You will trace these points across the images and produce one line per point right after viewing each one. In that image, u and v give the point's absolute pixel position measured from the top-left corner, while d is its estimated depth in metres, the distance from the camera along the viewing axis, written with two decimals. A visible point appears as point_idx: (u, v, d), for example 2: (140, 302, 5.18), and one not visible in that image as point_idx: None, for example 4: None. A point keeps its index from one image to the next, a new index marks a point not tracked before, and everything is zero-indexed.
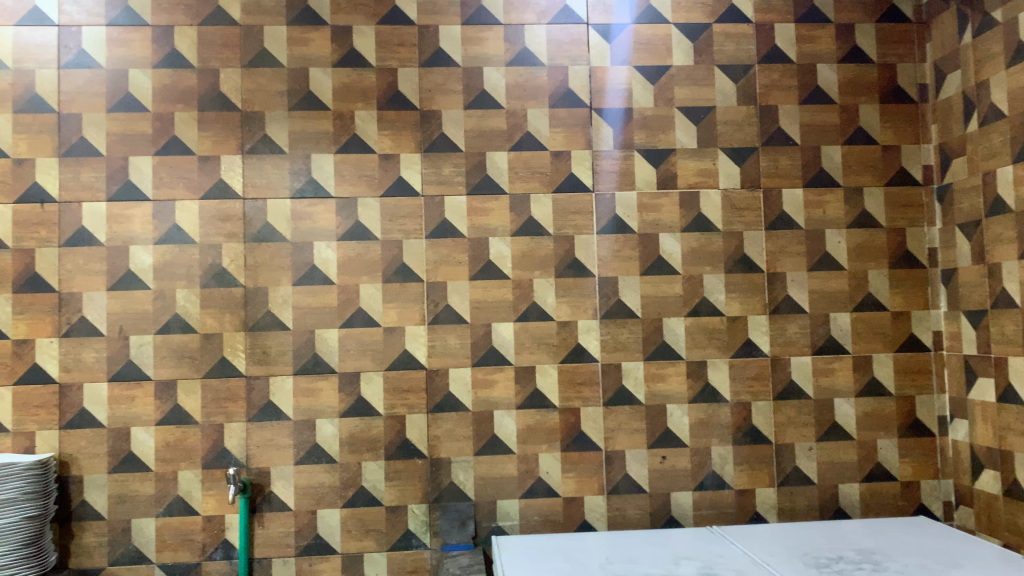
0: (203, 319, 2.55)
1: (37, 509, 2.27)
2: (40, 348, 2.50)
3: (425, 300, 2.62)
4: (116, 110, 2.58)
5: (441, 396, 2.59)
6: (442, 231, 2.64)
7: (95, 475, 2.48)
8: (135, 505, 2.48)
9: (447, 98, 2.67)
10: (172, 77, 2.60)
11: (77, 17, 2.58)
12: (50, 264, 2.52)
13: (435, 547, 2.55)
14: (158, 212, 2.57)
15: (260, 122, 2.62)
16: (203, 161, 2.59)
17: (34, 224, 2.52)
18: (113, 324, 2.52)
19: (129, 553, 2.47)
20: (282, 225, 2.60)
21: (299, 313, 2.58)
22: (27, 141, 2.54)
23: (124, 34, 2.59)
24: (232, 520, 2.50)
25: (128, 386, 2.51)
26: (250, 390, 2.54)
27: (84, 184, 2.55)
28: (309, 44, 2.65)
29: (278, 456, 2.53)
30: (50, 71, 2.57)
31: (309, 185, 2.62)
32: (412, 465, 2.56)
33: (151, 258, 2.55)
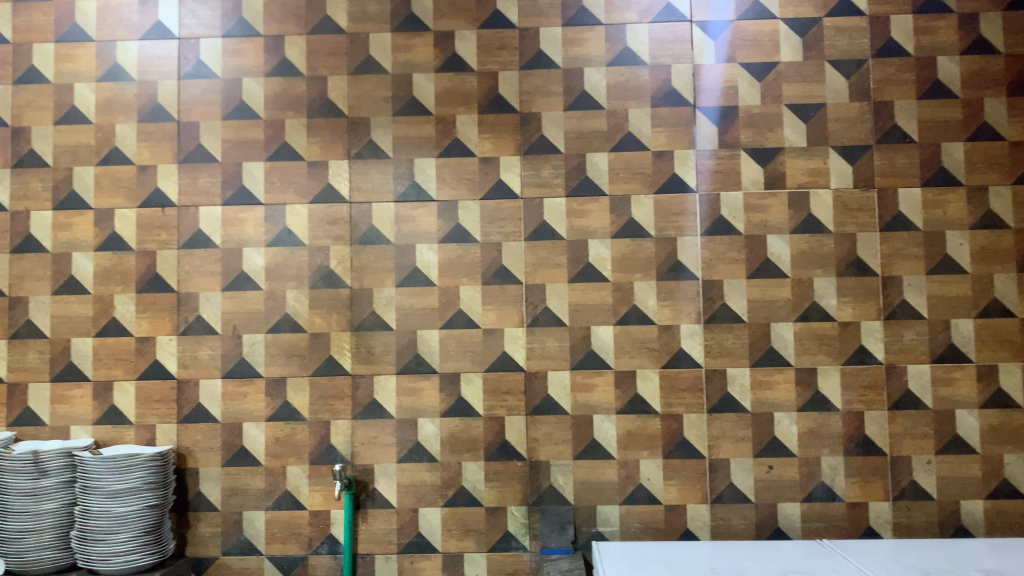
0: (311, 319, 2.63)
1: (157, 498, 2.38)
2: (160, 345, 2.63)
3: (524, 302, 2.62)
4: (231, 117, 2.68)
5: (540, 399, 2.58)
6: (542, 233, 2.63)
7: (210, 468, 2.58)
8: (247, 498, 2.57)
9: (547, 100, 2.67)
10: (282, 85, 2.69)
11: (196, 30, 2.71)
12: (170, 265, 2.65)
13: (534, 550, 2.54)
14: (270, 215, 2.66)
15: (365, 127, 2.68)
16: (311, 166, 2.67)
17: (156, 227, 2.66)
18: (227, 323, 2.63)
19: (241, 544, 2.57)
20: (385, 227, 2.65)
21: (402, 314, 2.62)
22: (150, 149, 2.68)
23: (238, 45, 2.70)
24: (337, 515, 2.56)
25: (241, 382, 2.61)
26: (355, 389, 2.60)
27: (201, 189, 2.67)
28: (413, 50, 2.70)
29: (381, 454, 2.58)
30: (171, 82, 2.70)
31: (411, 189, 2.66)
32: (512, 466, 2.56)
33: (263, 260, 2.64)
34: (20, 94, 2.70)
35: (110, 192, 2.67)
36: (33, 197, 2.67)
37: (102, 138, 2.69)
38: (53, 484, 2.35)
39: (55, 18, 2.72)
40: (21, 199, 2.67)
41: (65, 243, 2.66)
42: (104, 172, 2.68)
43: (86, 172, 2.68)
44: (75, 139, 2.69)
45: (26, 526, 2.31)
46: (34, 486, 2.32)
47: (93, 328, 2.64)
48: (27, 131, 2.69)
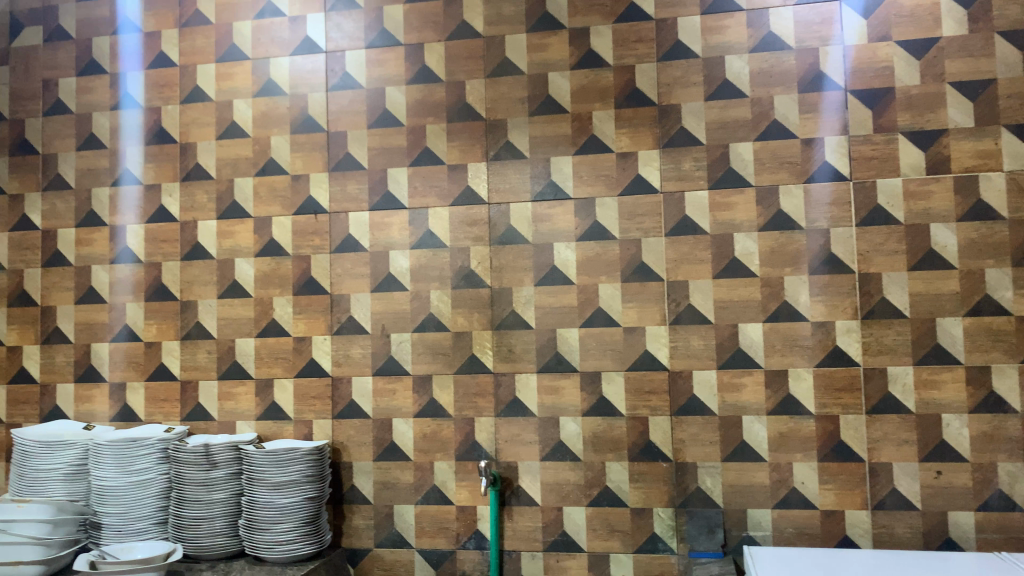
0: (454, 318, 2.68)
1: (315, 491, 2.49)
2: (315, 344, 2.76)
3: (666, 300, 2.56)
4: (375, 126, 2.78)
5: (685, 399, 2.52)
6: (684, 228, 2.57)
7: (363, 462, 2.69)
8: (397, 492, 2.66)
9: (687, 91, 2.60)
10: (423, 91, 2.76)
11: (341, 42, 2.83)
12: (323, 268, 2.78)
13: (682, 553, 2.48)
14: (413, 219, 2.74)
15: (502, 129, 2.71)
16: (451, 169, 2.73)
17: (309, 233, 2.79)
18: (376, 323, 2.73)
19: (392, 536, 2.66)
20: (524, 227, 2.67)
21: (542, 313, 2.63)
22: (302, 159, 2.82)
23: (381, 55, 2.80)
24: (483, 511, 2.60)
25: (390, 379, 2.70)
26: (498, 386, 2.64)
27: (350, 195, 2.78)
28: (548, 49, 2.70)
29: (525, 452, 2.60)
30: (320, 94, 2.83)
31: (548, 187, 2.66)
32: (657, 467, 2.52)
33: (408, 262, 2.72)
34: (187, 112, 2.91)
35: (268, 201, 2.83)
36: (200, 208, 2.87)
37: (259, 150, 2.85)
38: (222, 475, 2.50)
39: (215, 40, 2.91)
40: (189, 210, 2.88)
41: (228, 250, 2.84)
42: (262, 183, 2.84)
43: (245, 182, 2.85)
44: (234, 152, 2.87)
45: (200, 514, 2.48)
46: (206, 476, 2.49)
47: (254, 329, 2.81)
48: (194, 147, 2.90)
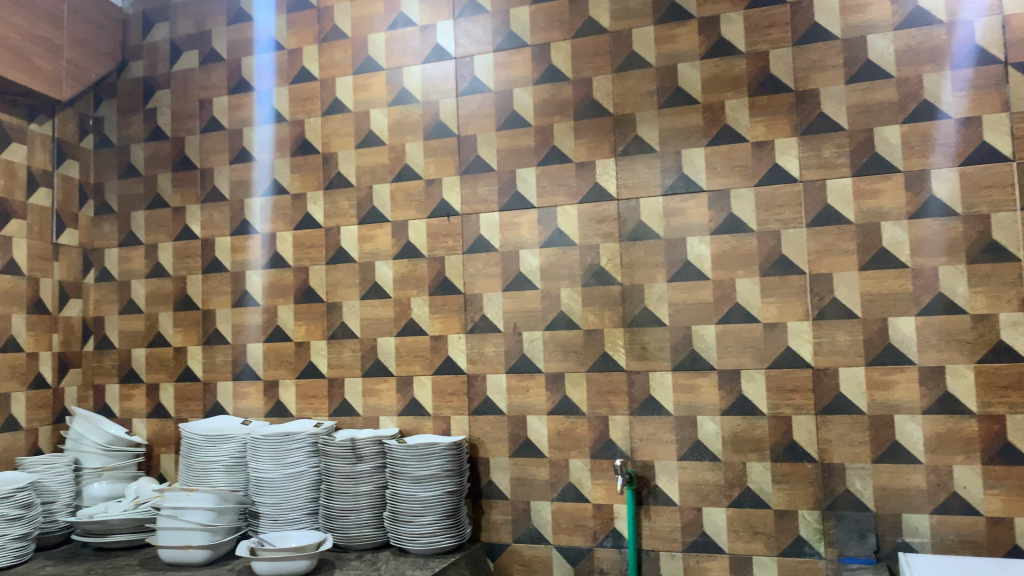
0: (586, 316, 2.68)
1: (454, 485, 2.56)
2: (452, 343, 2.83)
3: (809, 294, 2.46)
4: (504, 127, 2.82)
5: (831, 397, 2.41)
6: (826, 218, 2.46)
7: (499, 459, 2.74)
8: (533, 488, 2.69)
9: (826, 75, 2.48)
10: (550, 91, 2.78)
11: (470, 48, 2.89)
12: (457, 269, 2.84)
13: (831, 558, 2.37)
14: (543, 217, 2.76)
15: (631, 124, 2.68)
16: (580, 166, 2.73)
17: (443, 235, 2.87)
18: (509, 322, 2.77)
19: (530, 532, 2.69)
20: (656, 223, 2.63)
21: (676, 309, 2.59)
22: (435, 164, 2.90)
23: (508, 57, 2.84)
24: (620, 510, 2.59)
25: (523, 377, 2.73)
26: (631, 384, 2.61)
27: (480, 197, 2.83)
28: (676, 40, 2.65)
29: (661, 451, 2.57)
30: (450, 99, 2.90)
31: (680, 181, 2.61)
32: (802, 468, 2.42)
33: (538, 260, 2.75)
34: (328, 124, 3.06)
35: (404, 206, 2.93)
36: (342, 214, 3.01)
37: (395, 157, 2.96)
38: (367, 468, 2.62)
39: (352, 53, 3.04)
40: (332, 217, 3.02)
41: (368, 253, 2.96)
42: (398, 188, 2.94)
43: (383, 189, 2.97)
44: (372, 160, 2.99)
45: (348, 505, 2.60)
46: (353, 470, 2.61)
47: (394, 328, 2.91)
48: (335, 156, 3.04)
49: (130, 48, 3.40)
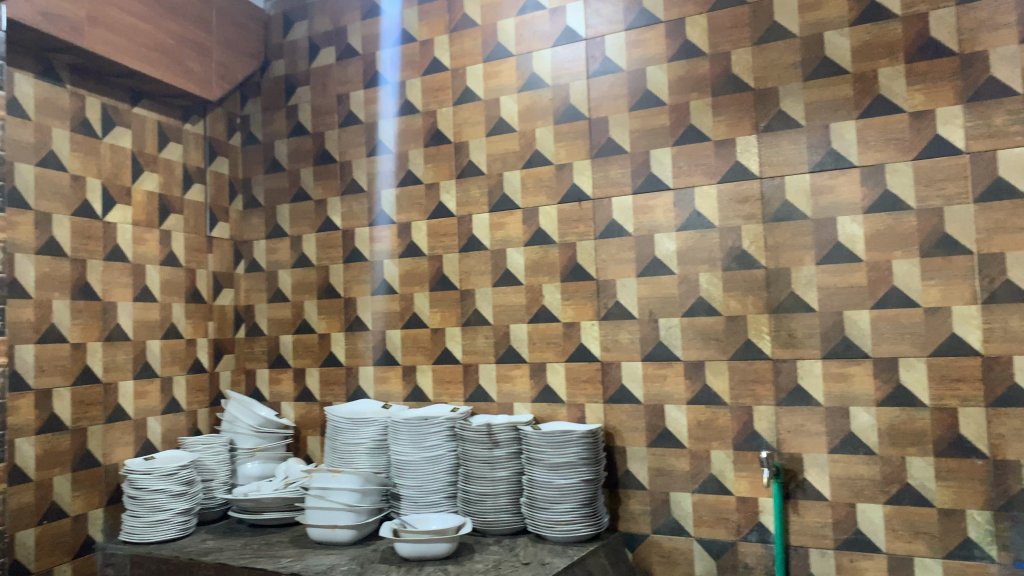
0: (726, 301, 2.57)
1: (592, 473, 2.52)
2: (585, 330, 2.79)
3: (977, 275, 2.25)
4: (638, 108, 2.75)
5: (1004, 388, 2.21)
6: (998, 192, 2.24)
7: (637, 448, 2.68)
8: (673, 479, 2.62)
9: (996, 34, 2.26)
10: (686, 67, 2.68)
11: (600, 28, 2.82)
12: (589, 254, 2.80)
13: (1005, 563, 2.17)
14: (679, 199, 2.66)
15: (774, 98, 2.55)
16: (718, 145, 2.62)
17: (575, 220, 2.83)
18: (644, 308, 2.69)
19: (670, 524, 2.62)
20: (802, 202, 2.49)
21: (826, 294, 2.44)
22: (566, 148, 2.86)
23: (641, 35, 2.75)
24: (766, 504, 2.47)
25: (660, 364, 2.66)
26: (777, 373, 2.49)
27: (613, 180, 2.77)
28: (823, 7, 2.49)
29: (810, 443, 2.43)
30: (581, 82, 2.85)
31: (829, 157, 2.46)
32: (970, 464, 2.23)
33: (675, 245, 2.66)
34: (459, 113, 3.08)
35: (535, 192, 2.91)
36: (474, 202, 3.03)
37: (525, 143, 2.94)
38: (504, 454, 2.63)
39: (482, 40, 3.05)
40: (464, 205, 3.04)
41: (500, 241, 2.96)
42: (529, 174, 2.92)
43: (514, 175, 2.96)
44: (503, 147, 2.98)
45: (485, 490, 2.62)
46: (489, 455, 2.62)
47: (527, 315, 2.90)
48: (466, 145, 3.06)
49: (272, 47, 3.54)
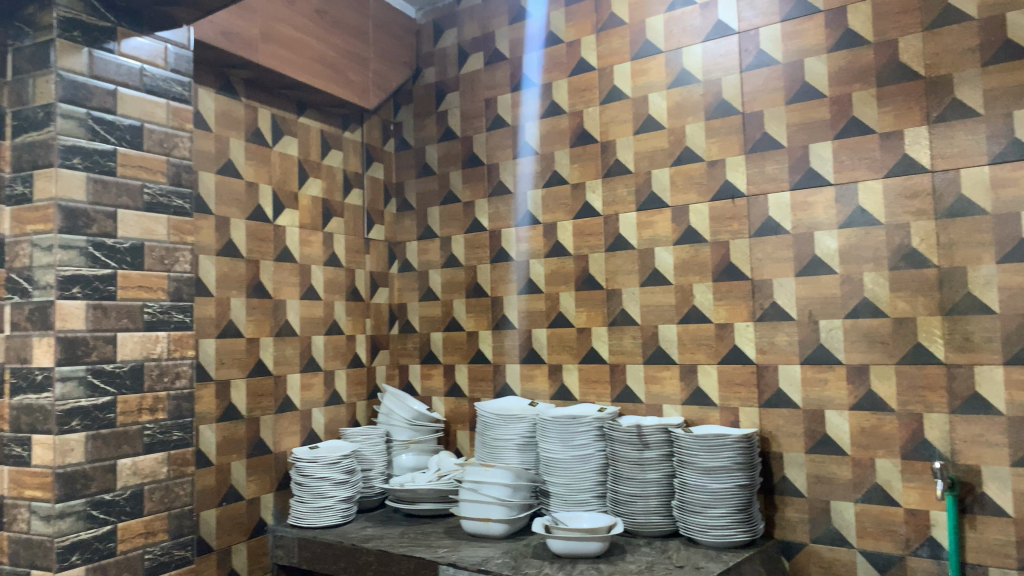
0: (894, 302, 2.44)
1: (747, 478, 2.46)
2: (739, 331, 2.72)
3: None
4: (795, 101, 2.65)
5: None
6: None
7: (794, 454, 2.59)
8: (834, 487, 2.51)
9: None
10: (847, 57, 2.56)
11: (754, 21, 2.75)
12: (742, 253, 2.73)
13: None
14: (842, 195, 2.55)
15: (948, 86, 2.39)
16: (884, 138, 2.48)
17: (728, 218, 2.76)
18: (803, 309, 2.60)
19: (830, 534, 2.51)
20: (980, 196, 2.32)
21: (1008, 295, 2.26)
22: (718, 144, 2.80)
23: (798, 26, 2.66)
24: (939, 518, 2.33)
25: (821, 368, 2.56)
26: (952, 379, 2.34)
27: (769, 176, 2.69)
28: None
29: (990, 455, 2.27)
30: (734, 76, 2.78)
31: (1011, 147, 2.27)
32: None
33: (837, 243, 2.55)
34: (606, 112, 3.08)
35: (686, 190, 2.86)
36: (620, 201, 3.02)
37: (675, 140, 2.90)
38: (655, 456, 2.60)
39: (630, 39, 3.03)
40: (612, 204, 3.04)
41: (648, 240, 2.94)
42: (679, 172, 2.88)
43: (662, 173, 2.92)
44: (652, 144, 2.95)
45: (636, 492, 2.60)
46: (640, 456, 2.61)
47: (676, 315, 2.86)
48: (614, 144, 3.05)
49: (423, 55, 3.67)
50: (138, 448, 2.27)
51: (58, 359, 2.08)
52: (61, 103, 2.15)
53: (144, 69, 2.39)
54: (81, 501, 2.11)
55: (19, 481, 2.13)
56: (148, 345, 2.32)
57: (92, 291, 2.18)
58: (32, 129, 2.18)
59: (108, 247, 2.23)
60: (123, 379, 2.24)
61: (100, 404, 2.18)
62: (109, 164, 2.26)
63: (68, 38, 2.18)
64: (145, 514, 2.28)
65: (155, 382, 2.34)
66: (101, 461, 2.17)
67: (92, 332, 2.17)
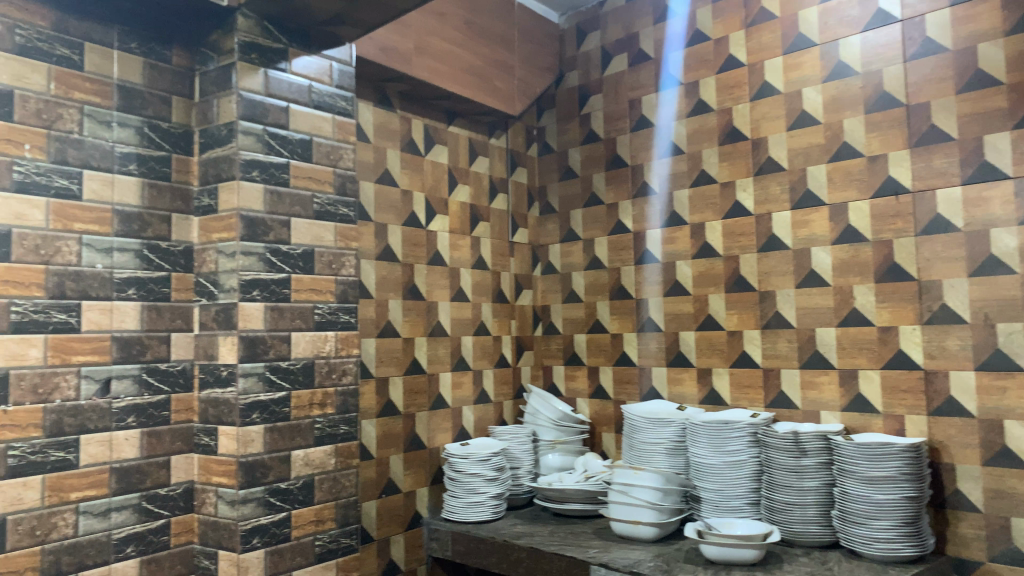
0: None
1: (915, 490, 2.33)
2: (904, 335, 2.58)
3: None
4: (967, 90, 2.49)
5: None
6: None
7: (969, 466, 2.43)
8: (1015, 503, 2.34)
9: None
10: None
11: (919, 7, 2.60)
12: (908, 253, 2.59)
13: None
14: (1022, 189, 2.37)
15: None
16: None
17: (892, 216, 2.62)
18: (977, 311, 2.44)
19: (1011, 553, 2.34)
20: None
21: None
22: (880, 139, 2.67)
23: (970, 10, 2.49)
24: None
25: (999, 375, 2.39)
26: None
27: (937, 171, 2.53)
28: None
29: None
30: (897, 66, 2.64)
31: None
32: None
33: (1016, 241, 2.37)
34: (757, 109, 3.00)
35: (844, 187, 2.75)
36: (774, 200, 2.93)
37: (831, 136, 2.79)
38: (813, 464, 2.52)
39: (782, 32, 2.94)
40: (763, 203, 2.96)
41: (804, 240, 2.84)
42: (837, 168, 2.77)
43: (818, 170, 2.82)
44: (806, 141, 2.85)
45: (793, 500, 2.52)
46: (797, 464, 2.53)
47: (835, 318, 2.75)
48: (765, 141, 2.97)
49: (567, 59, 3.71)
50: (310, 440, 2.43)
51: (241, 357, 2.26)
52: (242, 121, 2.33)
53: (312, 86, 2.55)
54: (261, 488, 2.28)
55: (207, 467, 2.33)
56: (319, 344, 2.48)
57: (269, 294, 2.35)
58: (217, 145, 2.38)
59: (283, 252, 2.40)
60: (297, 375, 2.40)
61: (277, 399, 2.34)
62: (283, 175, 2.43)
63: (248, 60, 2.36)
64: (316, 502, 2.43)
65: (324, 379, 2.49)
66: (278, 451, 2.33)
67: (270, 331, 2.34)
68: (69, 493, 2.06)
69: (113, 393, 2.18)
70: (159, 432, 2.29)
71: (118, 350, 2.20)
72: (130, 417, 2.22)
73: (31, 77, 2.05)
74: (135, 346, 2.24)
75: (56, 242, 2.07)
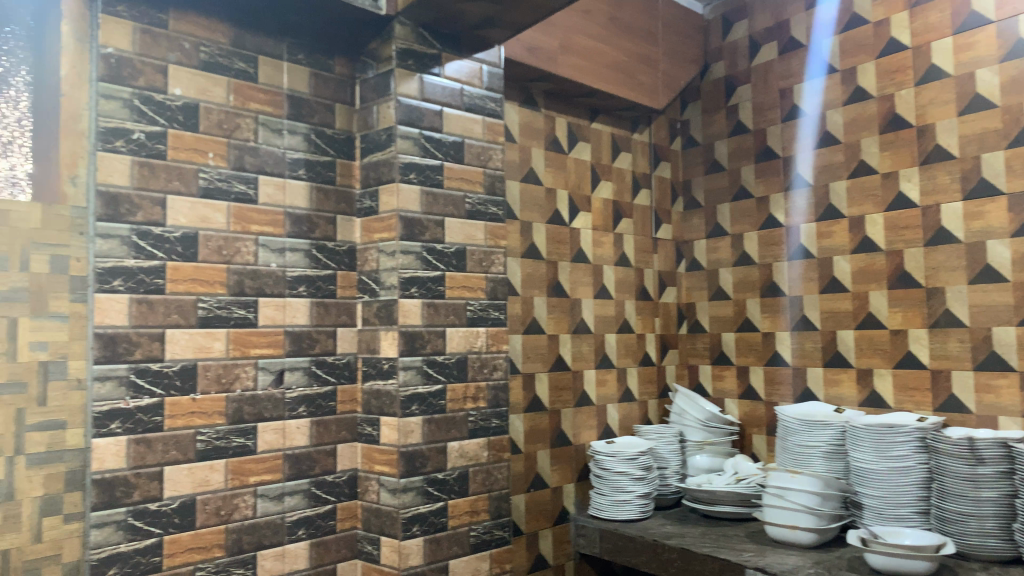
0: None
1: None
2: None
3: None
4: None
5: None
6: None
7: None
8: None
9: None
10: None
11: None
12: None
13: None
14: None
15: None
16: None
17: None
18: None
19: None
20: None
21: None
22: None
23: None
24: None
25: None
26: None
27: None
28: None
29: None
30: None
31: None
32: None
33: None
34: (923, 94, 2.82)
35: None
36: (943, 190, 2.75)
37: (1010, 119, 2.59)
38: (991, 473, 2.34)
39: (951, 11, 2.75)
40: (930, 194, 2.78)
41: (978, 232, 2.65)
42: (1017, 155, 2.56)
43: (995, 157, 2.62)
44: (981, 126, 2.66)
45: (968, 511, 2.36)
46: (972, 472, 2.36)
47: (1016, 317, 2.55)
48: (932, 128, 2.79)
49: (712, 51, 3.63)
50: (464, 433, 2.50)
51: (401, 351, 2.35)
52: (400, 125, 2.42)
53: (464, 89, 2.62)
54: (420, 478, 2.36)
55: (370, 456, 2.44)
56: (471, 340, 2.55)
57: (426, 291, 2.43)
58: (377, 149, 2.48)
59: (438, 251, 2.48)
60: (452, 369, 2.47)
61: (434, 391, 2.42)
62: (438, 177, 2.50)
63: (405, 67, 2.45)
64: (470, 493, 2.50)
65: (477, 373, 2.55)
66: (435, 442, 2.41)
67: (427, 327, 2.42)
68: (248, 476, 2.21)
69: (286, 384, 2.33)
70: (326, 421, 2.42)
71: (291, 343, 2.34)
72: (301, 406, 2.36)
73: (213, 90, 2.22)
74: (305, 339, 2.38)
75: (236, 243, 2.23)
